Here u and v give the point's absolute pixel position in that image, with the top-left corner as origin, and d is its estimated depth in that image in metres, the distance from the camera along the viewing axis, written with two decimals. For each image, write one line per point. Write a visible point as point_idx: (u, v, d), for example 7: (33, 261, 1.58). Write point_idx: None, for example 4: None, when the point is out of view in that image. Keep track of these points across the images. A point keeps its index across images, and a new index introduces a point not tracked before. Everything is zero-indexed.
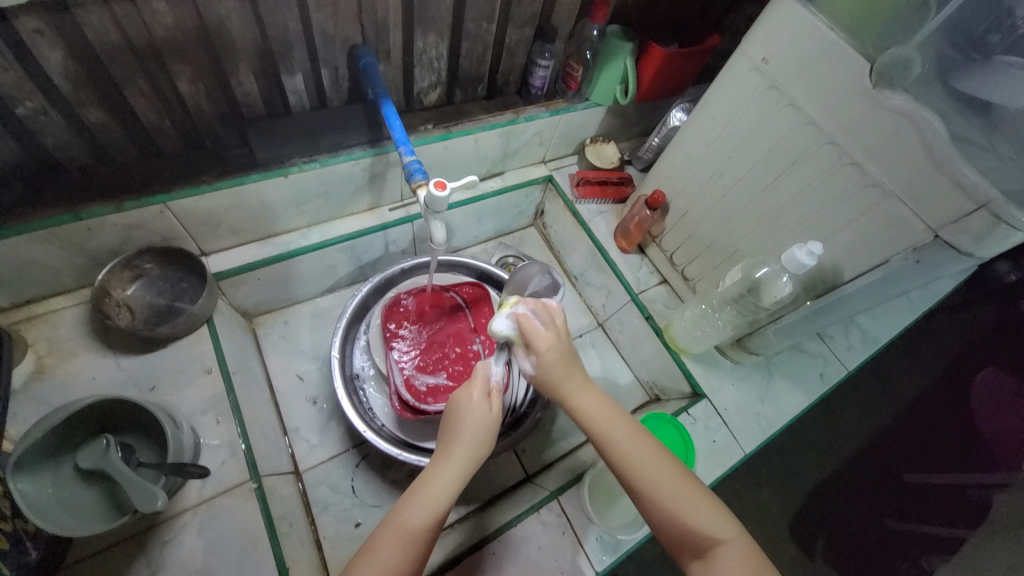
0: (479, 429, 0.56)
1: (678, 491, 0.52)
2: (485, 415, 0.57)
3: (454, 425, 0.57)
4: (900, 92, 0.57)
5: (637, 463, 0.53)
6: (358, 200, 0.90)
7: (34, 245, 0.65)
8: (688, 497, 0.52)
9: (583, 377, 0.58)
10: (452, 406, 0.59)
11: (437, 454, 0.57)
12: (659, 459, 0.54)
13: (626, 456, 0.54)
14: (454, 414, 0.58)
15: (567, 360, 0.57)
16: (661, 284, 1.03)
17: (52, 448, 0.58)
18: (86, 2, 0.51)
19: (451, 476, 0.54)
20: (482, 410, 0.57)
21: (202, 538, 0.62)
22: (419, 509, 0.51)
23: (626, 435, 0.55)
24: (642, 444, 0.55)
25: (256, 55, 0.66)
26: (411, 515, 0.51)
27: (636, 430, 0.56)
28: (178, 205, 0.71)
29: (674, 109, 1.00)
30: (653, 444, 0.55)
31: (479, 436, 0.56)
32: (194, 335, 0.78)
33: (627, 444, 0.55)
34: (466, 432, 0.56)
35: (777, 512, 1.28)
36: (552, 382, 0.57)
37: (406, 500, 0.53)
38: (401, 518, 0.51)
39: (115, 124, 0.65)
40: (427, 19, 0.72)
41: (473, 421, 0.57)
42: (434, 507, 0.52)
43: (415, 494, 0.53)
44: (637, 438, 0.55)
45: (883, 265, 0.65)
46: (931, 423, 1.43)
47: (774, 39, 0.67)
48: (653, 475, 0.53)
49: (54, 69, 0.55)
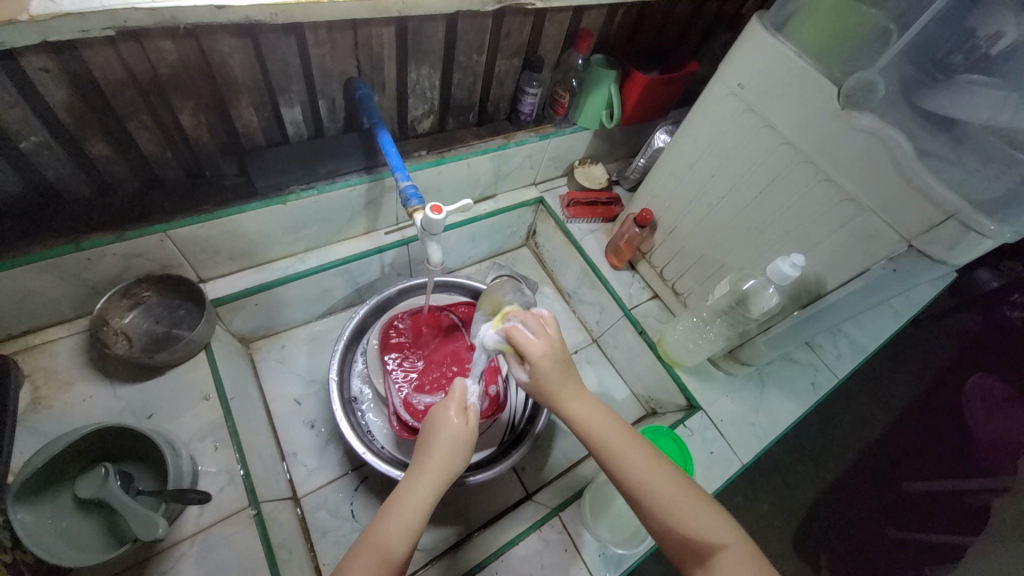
0: (451, 442, 0.58)
1: (677, 497, 0.53)
2: (461, 429, 0.59)
3: (429, 441, 0.58)
4: (867, 113, 0.61)
5: (640, 471, 0.54)
6: (355, 224, 0.93)
7: (34, 275, 0.66)
8: (694, 506, 0.53)
9: (577, 386, 0.61)
10: (429, 424, 0.60)
11: (411, 468, 0.57)
12: (658, 464, 0.55)
13: (629, 467, 0.55)
14: (429, 428, 0.59)
15: (561, 366, 0.60)
16: (653, 299, 1.05)
17: (50, 478, 0.58)
18: (94, 43, 0.53)
19: (427, 488, 0.55)
20: (456, 425, 0.59)
21: (200, 568, 0.61)
22: (396, 526, 0.52)
23: (630, 445, 0.56)
24: (643, 454, 0.56)
25: (256, 89, 0.68)
26: (388, 533, 0.51)
27: (637, 439, 0.57)
28: (178, 234, 0.72)
29: (658, 132, 1.05)
30: (654, 453, 0.57)
31: (454, 448, 0.58)
32: (192, 362, 0.78)
33: (625, 450, 0.56)
34: (439, 446, 0.57)
35: (780, 524, 1.28)
36: (548, 388, 0.60)
37: (382, 517, 0.53)
38: (378, 536, 0.51)
39: (118, 156, 0.66)
40: (420, 52, 0.76)
41: (448, 436, 0.58)
42: (411, 520, 0.53)
43: (390, 511, 0.53)
44: (639, 450, 0.56)
45: (863, 274, 0.68)
46: (924, 430, 1.45)
47: (748, 66, 0.71)
48: (657, 484, 0.54)
49: (58, 105, 0.57)
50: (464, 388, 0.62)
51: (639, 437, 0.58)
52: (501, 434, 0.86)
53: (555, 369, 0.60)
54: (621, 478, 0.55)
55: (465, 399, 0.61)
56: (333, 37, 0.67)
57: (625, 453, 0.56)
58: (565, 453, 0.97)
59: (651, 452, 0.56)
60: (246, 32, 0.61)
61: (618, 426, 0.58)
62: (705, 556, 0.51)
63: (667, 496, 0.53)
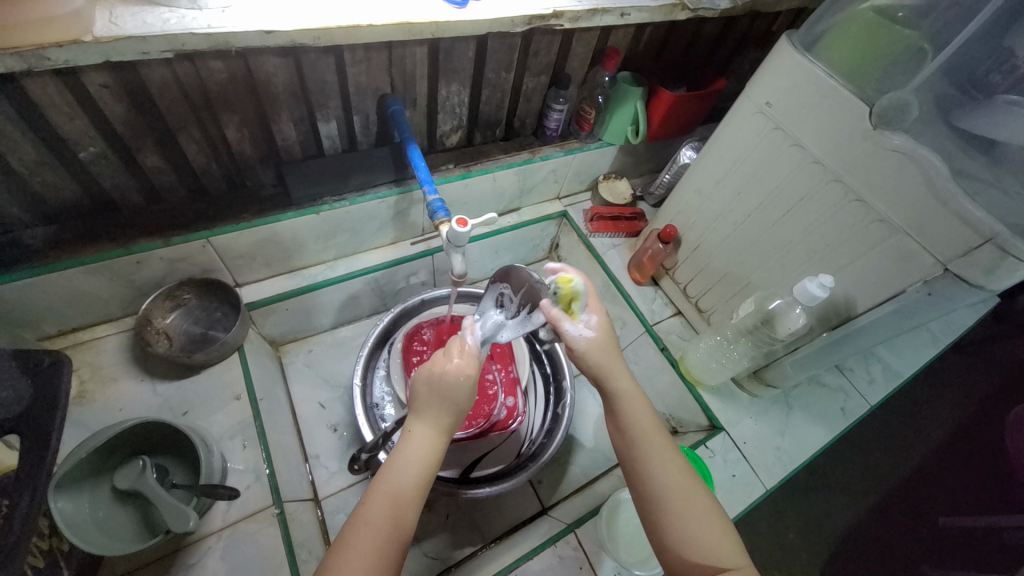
0: (450, 399, 0.57)
1: (695, 509, 0.55)
2: (461, 383, 0.58)
3: (431, 390, 0.58)
4: (900, 133, 0.60)
5: (665, 476, 0.57)
6: (382, 234, 0.95)
7: (87, 276, 0.70)
8: (710, 522, 0.54)
9: (625, 373, 0.64)
10: (430, 373, 0.58)
11: (416, 421, 0.58)
12: (684, 475, 0.57)
13: (651, 465, 0.58)
14: (431, 381, 0.58)
15: (608, 347, 0.65)
16: (676, 316, 1.04)
17: (92, 469, 0.61)
18: (152, 63, 0.58)
19: (428, 439, 0.57)
20: (456, 381, 0.57)
21: (224, 563, 0.63)
22: (405, 472, 0.54)
23: (662, 450, 0.59)
24: (672, 463, 0.58)
25: (296, 105, 0.72)
26: (398, 479, 0.53)
27: (669, 444, 0.60)
28: (219, 240, 0.76)
29: (684, 148, 1.05)
30: (681, 459, 0.59)
31: (452, 404, 0.57)
32: (225, 363, 0.81)
33: (653, 448, 0.59)
34: (445, 403, 0.57)
35: (806, 556, 1.22)
36: (594, 362, 0.64)
37: (393, 462, 0.55)
38: (390, 481, 0.53)
39: (169, 167, 0.71)
40: (451, 71, 0.79)
41: (449, 390, 0.57)
42: (418, 471, 0.54)
43: (400, 456, 0.55)
44: (667, 456, 0.59)
45: (897, 296, 0.66)
46: (964, 462, 1.37)
47: (776, 85, 0.70)
48: (675, 489, 0.56)
49: (116, 118, 0.61)
50: (463, 337, 0.61)
51: (669, 442, 0.60)
52: (517, 447, 0.87)
53: (604, 347, 0.65)
54: (644, 472, 0.58)
55: (468, 348, 0.60)
56: (369, 56, 0.70)
57: (654, 454, 0.58)
58: (582, 468, 0.96)
59: (681, 466, 0.58)
60: (290, 53, 0.65)
61: (651, 424, 0.61)
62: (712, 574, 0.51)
63: (685, 504, 0.55)
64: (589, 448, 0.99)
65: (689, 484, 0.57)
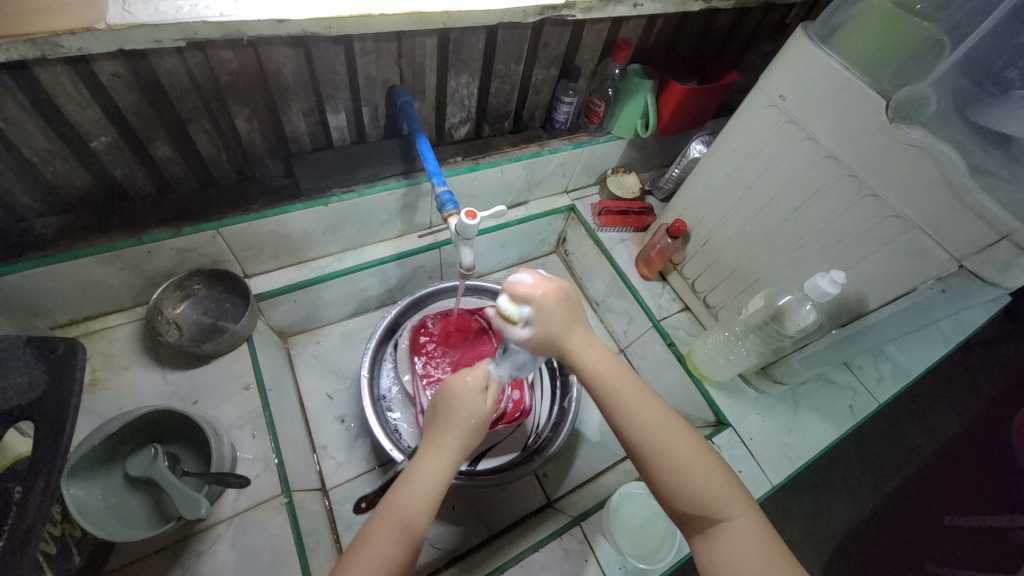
0: (465, 422, 0.59)
1: (687, 461, 0.55)
2: (478, 406, 0.60)
3: (446, 413, 0.60)
4: (917, 127, 0.59)
5: (649, 430, 0.56)
6: (390, 226, 0.95)
7: (98, 265, 0.71)
8: (707, 475, 0.54)
9: (585, 335, 0.62)
10: (447, 395, 0.61)
11: (426, 443, 0.60)
12: (672, 428, 0.56)
13: (635, 423, 0.57)
14: (447, 402, 0.60)
15: (563, 314, 0.61)
16: (683, 311, 1.04)
17: (104, 456, 0.62)
18: (163, 52, 0.58)
19: (440, 463, 0.57)
20: (471, 403, 0.59)
21: (234, 550, 0.64)
22: (415, 495, 0.54)
23: (645, 407, 0.58)
24: (659, 420, 0.57)
25: (305, 95, 0.72)
26: (407, 502, 0.54)
27: (650, 398, 0.59)
28: (228, 231, 0.77)
29: (694, 141, 1.04)
30: (666, 411, 0.58)
31: (467, 428, 0.59)
32: (234, 353, 0.82)
33: (637, 405, 0.58)
34: (458, 423, 0.59)
35: (810, 553, 1.22)
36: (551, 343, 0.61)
37: (402, 485, 0.56)
38: (400, 505, 0.54)
39: (179, 158, 0.71)
40: (460, 62, 0.78)
41: (464, 414, 0.59)
42: (428, 493, 0.55)
43: (410, 479, 0.56)
44: (653, 413, 0.57)
45: (909, 294, 0.65)
46: (972, 463, 1.36)
47: (791, 78, 0.69)
48: (663, 442, 0.55)
49: (128, 109, 0.62)
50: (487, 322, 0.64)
51: (652, 398, 0.59)
52: (523, 440, 0.87)
53: (561, 313, 0.61)
54: (631, 434, 0.57)
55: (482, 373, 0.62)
56: (379, 47, 0.70)
57: (638, 412, 0.57)
58: (587, 462, 0.97)
59: (669, 419, 0.57)
60: (299, 43, 0.64)
61: (628, 382, 0.60)
62: (711, 524, 0.53)
63: (678, 459, 0.55)
64: (595, 443, 0.98)
65: (678, 433, 0.57)
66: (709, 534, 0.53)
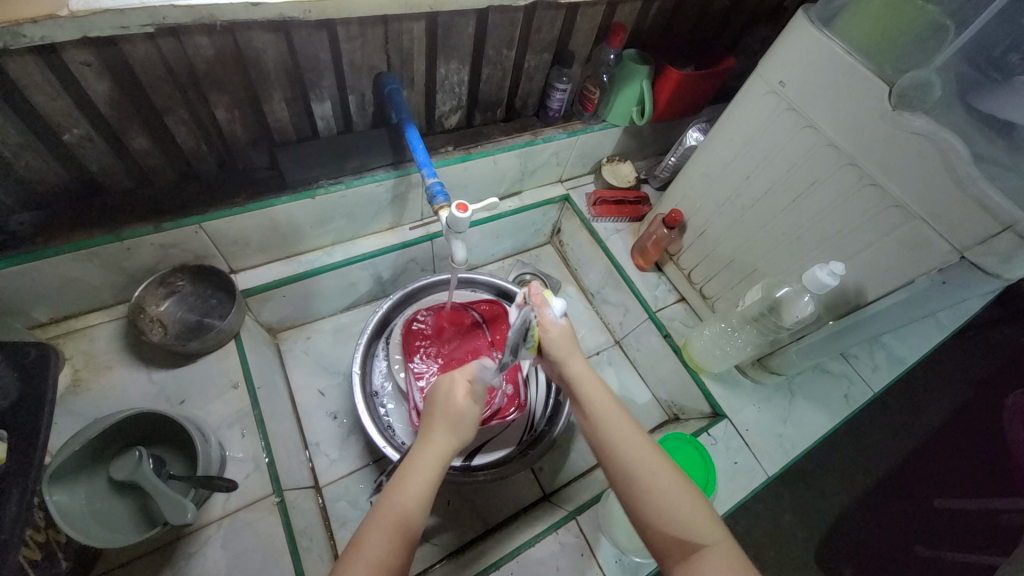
0: (453, 418, 0.58)
1: (666, 486, 0.53)
2: (462, 400, 0.59)
3: (434, 412, 0.59)
4: (921, 115, 0.57)
5: (630, 450, 0.56)
6: (380, 219, 0.93)
7: (76, 263, 0.68)
8: (688, 502, 0.53)
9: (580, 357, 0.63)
10: (433, 394, 0.61)
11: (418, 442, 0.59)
12: (653, 451, 0.56)
13: (615, 446, 0.56)
14: (433, 400, 0.60)
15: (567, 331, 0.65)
16: (679, 302, 1.03)
17: (88, 460, 0.60)
18: (134, 39, 0.55)
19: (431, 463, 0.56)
20: (457, 398, 0.59)
21: (225, 551, 0.63)
22: (406, 496, 0.52)
23: (628, 430, 0.57)
24: (642, 441, 0.57)
25: (287, 81, 0.69)
26: (400, 504, 0.52)
27: (633, 423, 0.59)
28: (211, 226, 0.74)
29: (691, 129, 1.01)
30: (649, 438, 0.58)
31: (455, 421, 0.58)
32: (222, 350, 0.80)
33: (620, 427, 0.58)
34: (445, 417, 0.58)
35: (801, 538, 1.24)
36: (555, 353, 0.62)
37: (394, 488, 0.54)
38: (392, 509, 0.51)
39: (157, 150, 0.68)
40: (450, 48, 0.75)
41: (450, 409, 0.58)
42: (419, 492, 0.53)
43: (402, 481, 0.54)
44: (637, 435, 0.57)
45: (910, 284, 0.64)
46: (962, 448, 1.38)
47: (792, 63, 0.67)
48: (644, 463, 0.55)
49: (100, 99, 0.59)
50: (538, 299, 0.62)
51: (634, 422, 0.59)
52: (519, 434, 0.86)
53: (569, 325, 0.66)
54: (612, 454, 0.56)
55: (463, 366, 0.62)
56: (364, 32, 0.67)
57: (622, 435, 0.57)
58: (584, 454, 0.97)
59: (651, 445, 0.57)
60: (280, 28, 0.61)
61: (613, 405, 0.60)
62: (689, 552, 0.51)
63: (658, 485, 0.53)
64: None
65: (658, 458, 0.56)
66: (690, 563, 0.50)
